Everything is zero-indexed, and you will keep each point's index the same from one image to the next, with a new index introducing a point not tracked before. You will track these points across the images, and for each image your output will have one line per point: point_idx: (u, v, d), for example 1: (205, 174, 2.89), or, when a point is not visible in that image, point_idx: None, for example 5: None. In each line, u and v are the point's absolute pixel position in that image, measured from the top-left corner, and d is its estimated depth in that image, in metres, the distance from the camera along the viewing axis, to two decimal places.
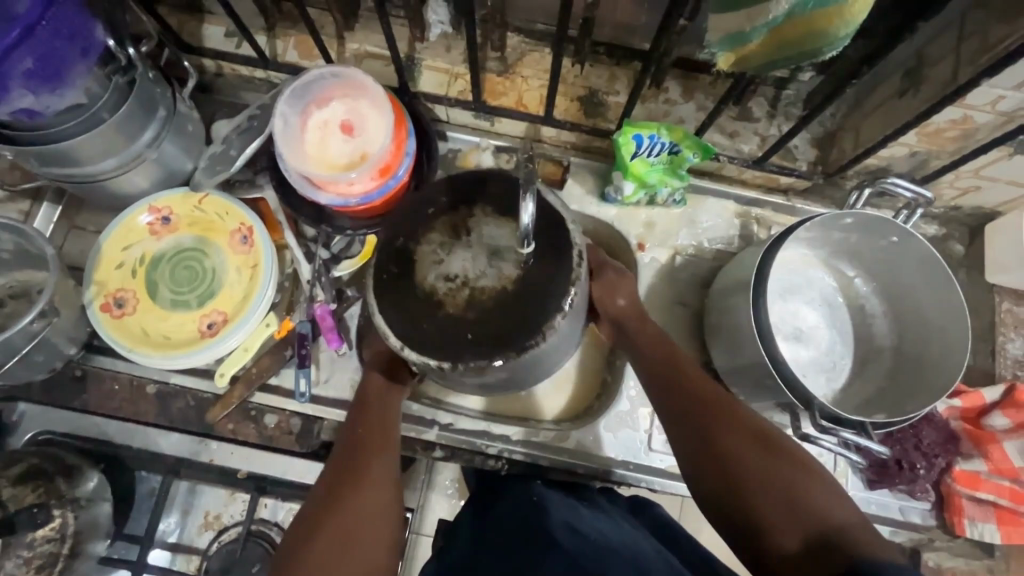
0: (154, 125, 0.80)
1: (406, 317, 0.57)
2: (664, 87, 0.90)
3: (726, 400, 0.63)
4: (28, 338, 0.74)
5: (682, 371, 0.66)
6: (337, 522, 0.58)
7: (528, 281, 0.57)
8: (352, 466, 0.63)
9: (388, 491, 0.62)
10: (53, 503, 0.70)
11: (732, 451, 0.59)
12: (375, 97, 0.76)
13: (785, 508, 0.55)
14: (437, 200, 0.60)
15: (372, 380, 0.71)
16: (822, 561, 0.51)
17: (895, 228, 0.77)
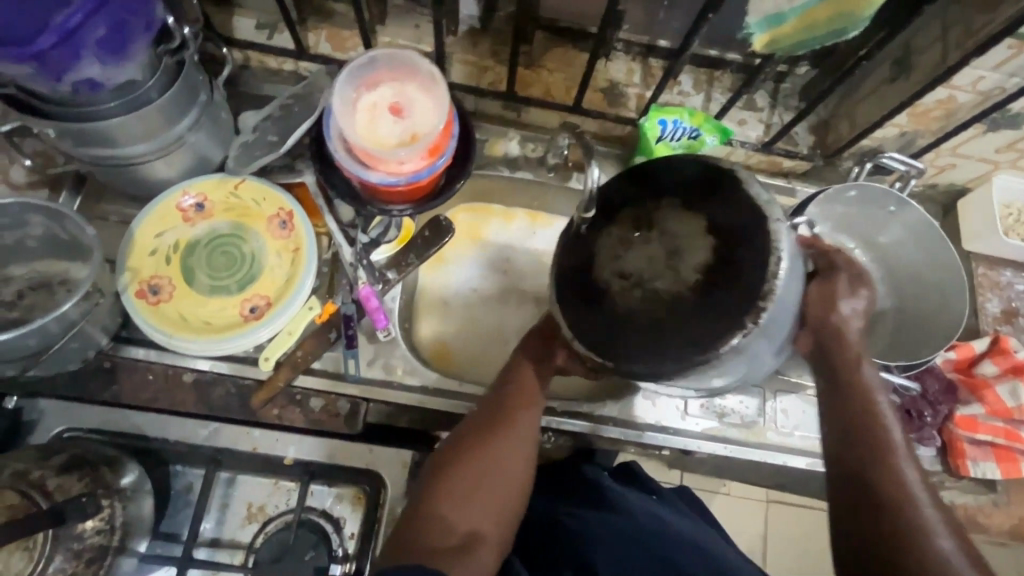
0: (195, 110, 0.79)
1: (579, 307, 0.58)
2: (679, 80, 0.98)
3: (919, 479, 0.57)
4: (66, 325, 0.71)
5: (882, 427, 0.60)
6: (467, 468, 0.65)
7: (712, 280, 0.53)
8: (490, 420, 0.69)
9: (519, 453, 0.67)
10: (100, 494, 0.66)
11: (907, 518, 0.55)
12: (425, 81, 0.79)
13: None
14: (615, 200, 0.60)
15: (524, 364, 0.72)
16: None
17: (893, 199, 0.87)
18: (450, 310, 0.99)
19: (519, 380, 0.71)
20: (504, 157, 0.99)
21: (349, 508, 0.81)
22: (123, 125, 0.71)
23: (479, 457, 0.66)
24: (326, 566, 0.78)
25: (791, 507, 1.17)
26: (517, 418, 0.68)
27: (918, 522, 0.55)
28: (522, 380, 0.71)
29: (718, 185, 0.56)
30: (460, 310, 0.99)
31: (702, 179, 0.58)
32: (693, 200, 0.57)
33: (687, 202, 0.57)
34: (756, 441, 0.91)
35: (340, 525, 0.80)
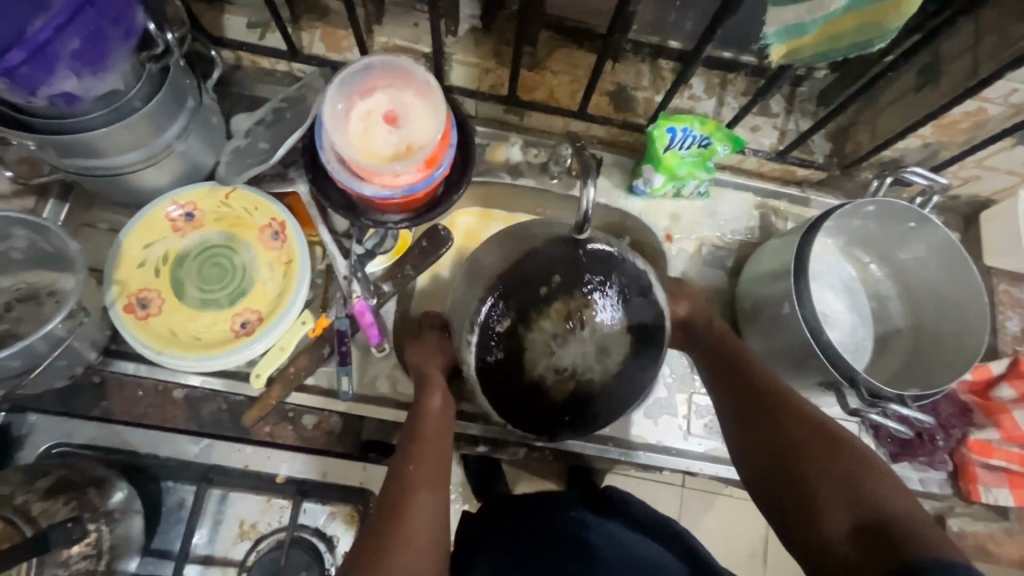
0: (183, 117, 0.75)
1: (513, 396, 0.68)
2: (689, 83, 0.93)
3: (785, 397, 0.65)
4: (53, 343, 0.69)
5: (747, 365, 0.70)
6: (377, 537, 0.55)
7: (625, 372, 0.69)
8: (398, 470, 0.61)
9: (430, 494, 0.59)
10: (86, 518, 0.65)
11: (804, 451, 0.60)
12: (421, 88, 0.75)
13: (841, 497, 0.56)
14: (547, 277, 0.68)
15: (429, 401, 0.68)
16: (876, 551, 0.51)
17: (914, 215, 0.82)
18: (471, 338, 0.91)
19: (421, 424, 0.66)
20: (505, 163, 0.96)
21: (343, 527, 0.79)
22: (106, 136, 0.68)
23: (398, 494, 0.59)
24: None
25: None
26: (429, 442, 0.64)
27: (825, 462, 0.58)
28: (425, 401, 0.69)
29: (631, 279, 0.68)
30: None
31: (617, 264, 0.68)
32: (613, 296, 0.68)
33: (613, 302, 0.68)
34: None
35: (333, 544, 0.79)
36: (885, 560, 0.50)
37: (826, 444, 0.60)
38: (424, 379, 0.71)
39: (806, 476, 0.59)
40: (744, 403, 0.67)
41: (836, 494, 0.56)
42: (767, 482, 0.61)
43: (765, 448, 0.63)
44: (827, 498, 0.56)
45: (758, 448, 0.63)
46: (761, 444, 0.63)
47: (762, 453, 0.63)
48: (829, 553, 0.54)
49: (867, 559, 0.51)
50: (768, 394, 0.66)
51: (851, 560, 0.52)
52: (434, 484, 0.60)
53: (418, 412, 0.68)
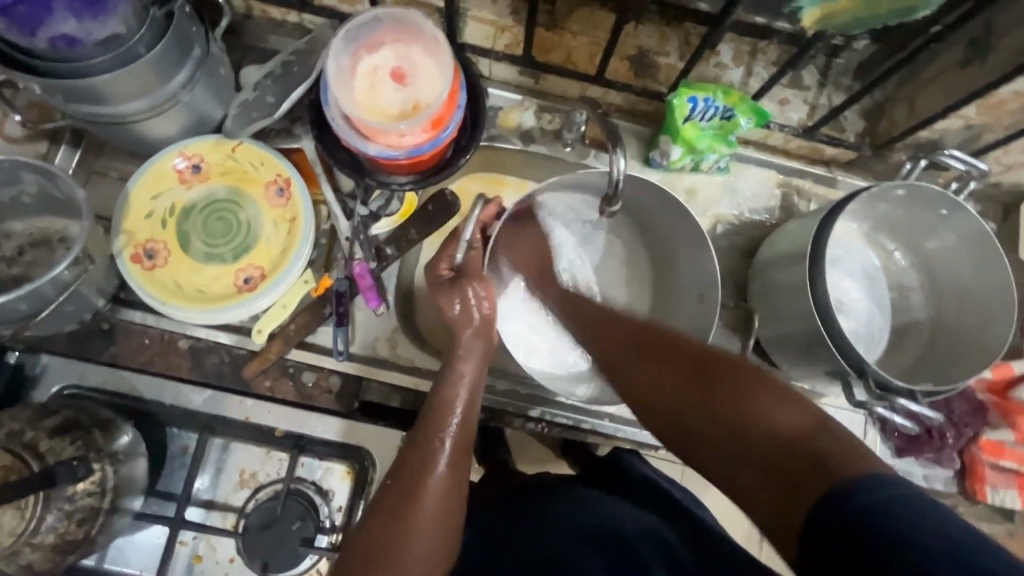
0: (188, 66, 0.74)
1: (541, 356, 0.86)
2: (717, 50, 0.87)
3: (667, 340, 0.66)
4: (60, 288, 0.70)
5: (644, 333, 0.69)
6: (390, 510, 0.57)
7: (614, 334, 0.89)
8: (421, 446, 0.62)
9: (451, 481, 0.60)
10: (92, 457, 0.67)
11: (700, 403, 0.58)
12: (429, 43, 0.73)
13: (733, 434, 0.54)
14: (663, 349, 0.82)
15: (453, 392, 0.67)
16: (788, 471, 0.48)
17: (946, 201, 0.77)
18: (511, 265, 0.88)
19: (442, 406, 0.66)
20: (517, 128, 0.92)
21: (339, 482, 0.81)
22: (114, 82, 0.67)
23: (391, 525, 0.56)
24: (313, 537, 0.77)
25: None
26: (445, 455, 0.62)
27: (715, 407, 0.56)
28: (445, 418, 0.65)
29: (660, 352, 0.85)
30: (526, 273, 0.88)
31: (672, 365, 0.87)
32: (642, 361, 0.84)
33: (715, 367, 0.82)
34: None
35: (328, 497, 0.81)
36: (801, 479, 0.47)
37: (673, 357, 0.63)
38: (450, 376, 0.69)
39: (732, 413, 0.55)
40: (635, 353, 0.67)
41: (730, 429, 0.54)
42: (684, 435, 0.59)
43: (687, 393, 0.59)
44: (751, 432, 0.53)
45: (677, 392, 0.60)
46: (678, 385, 0.61)
47: (676, 403, 0.60)
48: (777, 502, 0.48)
49: (798, 485, 0.47)
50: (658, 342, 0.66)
51: (765, 488, 0.50)
52: (442, 514, 0.58)
53: (441, 393, 0.67)
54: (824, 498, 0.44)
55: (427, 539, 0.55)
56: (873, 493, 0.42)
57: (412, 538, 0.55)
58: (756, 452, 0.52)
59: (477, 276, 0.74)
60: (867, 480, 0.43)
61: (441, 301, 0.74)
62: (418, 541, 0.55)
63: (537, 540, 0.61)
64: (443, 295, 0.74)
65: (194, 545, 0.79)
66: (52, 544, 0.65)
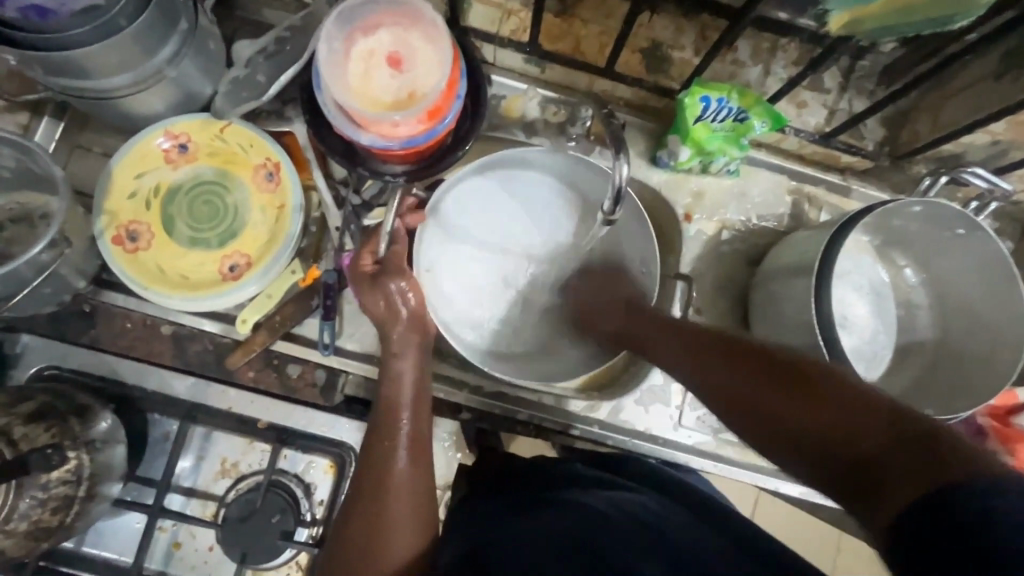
0: (175, 40, 0.70)
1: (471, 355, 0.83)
2: (734, 46, 0.82)
3: (762, 352, 0.60)
4: (37, 270, 0.68)
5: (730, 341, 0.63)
6: (360, 511, 0.57)
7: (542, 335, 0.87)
8: (379, 444, 0.61)
9: (416, 472, 0.59)
10: (67, 445, 0.67)
11: (813, 421, 0.52)
12: (428, 28, 0.69)
13: (859, 436, 0.49)
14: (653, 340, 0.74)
15: (395, 382, 0.66)
16: (913, 462, 0.45)
17: (964, 220, 0.73)
18: (439, 246, 0.85)
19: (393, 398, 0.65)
20: (521, 119, 0.88)
21: (321, 475, 0.79)
22: (95, 55, 0.63)
23: (366, 530, 0.55)
24: (293, 531, 0.75)
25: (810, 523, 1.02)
26: (403, 453, 0.60)
27: (839, 412, 0.51)
28: (394, 419, 0.63)
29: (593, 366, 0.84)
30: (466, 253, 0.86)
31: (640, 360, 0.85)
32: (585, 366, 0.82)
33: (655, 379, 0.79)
34: (750, 461, 0.86)
35: (310, 491, 0.79)
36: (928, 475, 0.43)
37: (773, 368, 0.57)
38: (391, 373, 0.67)
39: (835, 408, 0.51)
40: (709, 354, 0.64)
41: (856, 429, 0.49)
42: (785, 441, 0.54)
43: (774, 398, 0.55)
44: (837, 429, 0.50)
45: (762, 395, 0.56)
46: (760, 385, 0.57)
47: (766, 406, 0.56)
48: (881, 506, 0.45)
49: (903, 489, 0.44)
50: (762, 357, 0.59)
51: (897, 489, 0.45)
52: (414, 512, 0.57)
53: (388, 384, 0.66)
54: (936, 500, 0.42)
55: (407, 533, 0.55)
56: (1005, 499, 0.39)
57: (389, 537, 0.55)
58: (879, 444, 0.47)
59: (400, 271, 0.70)
60: (993, 481, 0.40)
61: (365, 298, 0.70)
62: (396, 536, 0.55)
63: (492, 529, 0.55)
64: (367, 291, 0.70)
65: (173, 531, 0.77)
66: (25, 531, 0.65)
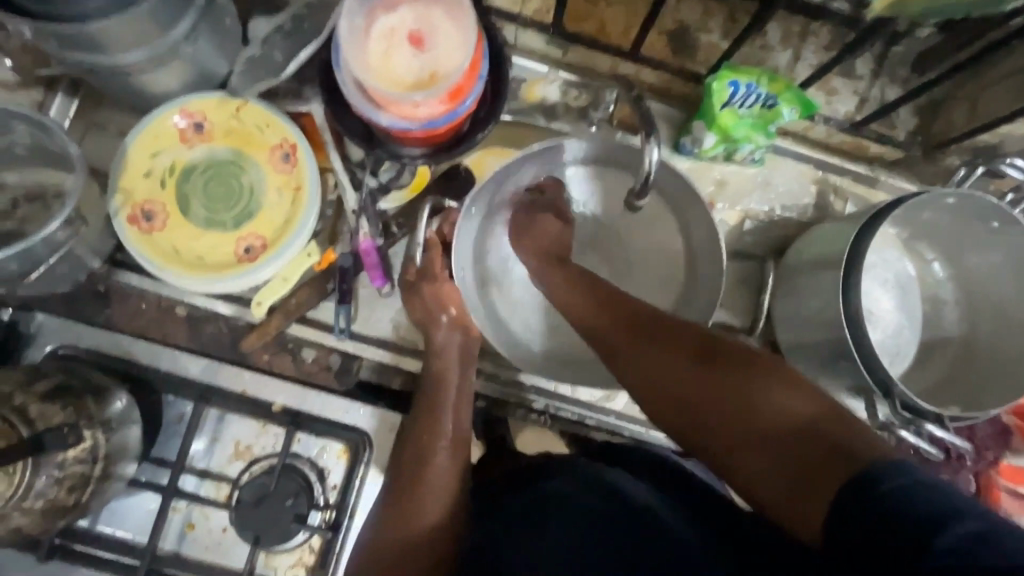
0: (192, 15, 0.68)
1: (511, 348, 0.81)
2: (764, 30, 0.80)
3: (664, 325, 0.59)
4: (53, 248, 0.67)
5: (632, 310, 0.63)
6: (404, 500, 0.63)
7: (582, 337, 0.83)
8: (422, 440, 0.66)
9: (455, 467, 0.65)
10: (83, 424, 0.66)
11: (718, 396, 0.51)
12: (451, 6, 0.67)
13: (759, 417, 0.48)
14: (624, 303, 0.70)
15: (436, 379, 0.71)
16: (815, 448, 0.44)
17: (999, 214, 0.71)
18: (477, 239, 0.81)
19: (435, 393, 0.70)
20: (541, 103, 0.85)
21: (335, 460, 0.79)
22: (112, 28, 0.62)
23: (401, 510, 0.62)
24: (307, 514, 0.74)
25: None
26: (443, 448, 0.66)
27: (741, 389, 0.50)
28: (437, 417, 0.68)
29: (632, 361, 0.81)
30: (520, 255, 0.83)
31: None
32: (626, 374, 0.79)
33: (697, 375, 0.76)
34: None
35: (323, 475, 0.78)
36: (832, 466, 0.42)
37: (680, 343, 0.57)
38: (435, 373, 0.72)
39: (735, 387, 0.51)
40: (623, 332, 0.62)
41: (754, 409, 0.49)
42: (693, 425, 0.53)
43: (691, 379, 0.54)
44: (750, 411, 0.49)
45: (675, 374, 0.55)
46: (675, 366, 0.56)
47: (687, 390, 0.54)
48: (789, 493, 0.44)
49: (818, 469, 0.43)
50: (670, 330, 0.59)
51: (802, 476, 0.44)
52: (450, 501, 0.63)
53: (430, 378, 0.71)
54: (848, 484, 0.40)
55: (440, 517, 0.62)
56: (906, 477, 0.38)
57: (426, 520, 0.61)
58: (778, 429, 0.47)
59: (436, 278, 0.75)
60: (895, 467, 0.39)
61: (408, 305, 0.75)
62: (433, 519, 0.61)
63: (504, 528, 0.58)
64: (408, 296, 0.75)
65: (187, 513, 0.77)
66: (42, 508, 0.64)
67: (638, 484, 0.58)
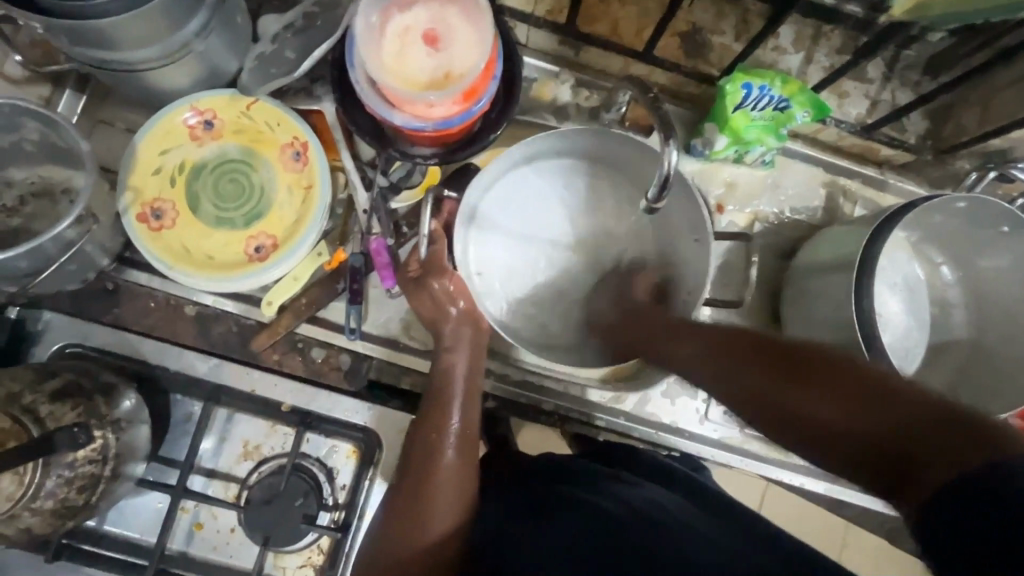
0: (204, 12, 0.67)
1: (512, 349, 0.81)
2: (776, 33, 0.80)
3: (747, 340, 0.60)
4: (63, 247, 0.67)
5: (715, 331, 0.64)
6: (408, 504, 0.61)
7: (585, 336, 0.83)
8: (428, 443, 0.64)
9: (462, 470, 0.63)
10: (93, 424, 0.66)
11: (809, 405, 0.52)
12: (466, 6, 0.67)
13: (858, 418, 0.49)
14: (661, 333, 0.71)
15: (445, 377, 0.69)
16: (928, 435, 0.44)
17: (1010, 218, 0.71)
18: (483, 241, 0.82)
19: (441, 391, 0.68)
20: (551, 103, 0.85)
21: (344, 460, 0.78)
22: (125, 26, 0.61)
23: (411, 517, 0.61)
24: (315, 515, 0.75)
25: (826, 519, 1.03)
26: (450, 447, 0.64)
27: (828, 396, 0.51)
28: (444, 417, 0.66)
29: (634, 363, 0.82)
30: (517, 256, 0.84)
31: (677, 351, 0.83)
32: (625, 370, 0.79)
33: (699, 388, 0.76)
34: (776, 457, 0.85)
35: (333, 475, 0.78)
36: (944, 450, 0.42)
37: (757, 355, 0.59)
38: (442, 370, 0.70)
39: (828, 390, 0.51)
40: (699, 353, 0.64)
41: (851, 410, 0.49)
42: (793, 428, 0.53)
43: (781, 392, 0.55)
44: (840, 415, 0.50)
45: (768, 391, 0.55)
46: (762, 380, 0.56)
47: (782, 401, 0.54)
48: (918, 483, 0.43)
49: (933, 458, 0.43)
50: (755, 345, 0.60)
51: (924, 466, 0.43)
52: (458, 507, 0.62)
53: (437, 376, 0.69)
54: (971, 469, 0.40)
55: (448, 523, 0.61)
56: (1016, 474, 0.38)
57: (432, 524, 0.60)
58: (888, 421, 0.47)
59: (444, 271, 0.72)
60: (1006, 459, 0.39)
61: (414, 301, 0.74)
62: (438, 524, 0.60)
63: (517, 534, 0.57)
64: (415, 293, 0.73)
65: (195, 513, 0.77)
66: (52, 508, 0.64)
67: (650, 491, 0.60)
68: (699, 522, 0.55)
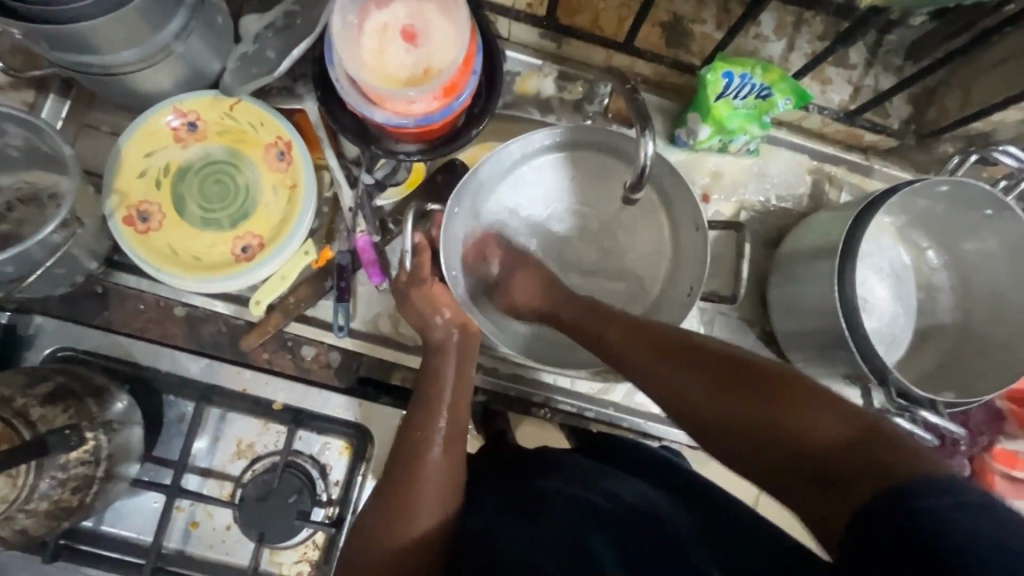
0: (182, 13, 0.67)
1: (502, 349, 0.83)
2: (757, 20, 0.80)
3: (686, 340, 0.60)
4: (50, 251, 0.67)
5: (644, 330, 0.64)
6: (393, 497, 0.59)
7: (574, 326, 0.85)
8: (414, 440, 0.63)
9: (448, 469, 0.61)
10: (85, 426, 0.66)
11: (739, 404, 0.53)
12: (443, 2, 0.67)
13: (778, 423, 0.50)
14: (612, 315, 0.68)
15: (434, 376, 0.69)
16: (864, 456, 0.45)
17: (993, 202, 0.71)
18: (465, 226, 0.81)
19: (430, 390, 0.67)
20: (535, 96, 0.85)
21: (337, 456, 0.79)
22: (101, 28, 0.61)
23: (395, 514, 0.58)
24: (310, 511, 0.75)
25: None
26: (437, 444, 0.63)
27: (764, 404, 0.52)
28: (432, 415, 0.65)
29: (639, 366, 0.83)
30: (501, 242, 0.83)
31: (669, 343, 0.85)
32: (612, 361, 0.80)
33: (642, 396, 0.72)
34: None
35: (326, 471, 0.79)
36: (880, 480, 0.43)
37: (688, 355, 0.59)
38: (432, 373, 0.69)
39: (750, 392, 0.53)
40: (644, 354, 0.61)
41: (773, 416, 0.50)
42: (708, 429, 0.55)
43: (707, 396, 0.55)
44: (770, 416, 0.51)
45: (721, 406, 0.54)
46: (714, 395, 0.55)
47: (705, 403, 0.55)
48: (832, 503, 0.45)
49: (850, 479, 0.44)
50: (682, 347, 0.59)
51: (851, 484, 0.44)
52: (443, 506, 0.59)
53: (427, 375, 0.69)
54: (877, 495, 0.42)
55: (431, 520, 0.58)
56: (949, 495, 0.39)
57: (415, 522, 0.58)
58: (804, 443, 0.48)
59: (423, 279, 0.74)
60: (943, 484, 0.40)
61: (402, 310, 0.75)
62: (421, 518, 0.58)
63: (498, 530, 0.55)
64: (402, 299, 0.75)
65: (191, 512, 0.78)
66: (46, 510, 0.64)
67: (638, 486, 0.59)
68: (681, 517, 0.54)
